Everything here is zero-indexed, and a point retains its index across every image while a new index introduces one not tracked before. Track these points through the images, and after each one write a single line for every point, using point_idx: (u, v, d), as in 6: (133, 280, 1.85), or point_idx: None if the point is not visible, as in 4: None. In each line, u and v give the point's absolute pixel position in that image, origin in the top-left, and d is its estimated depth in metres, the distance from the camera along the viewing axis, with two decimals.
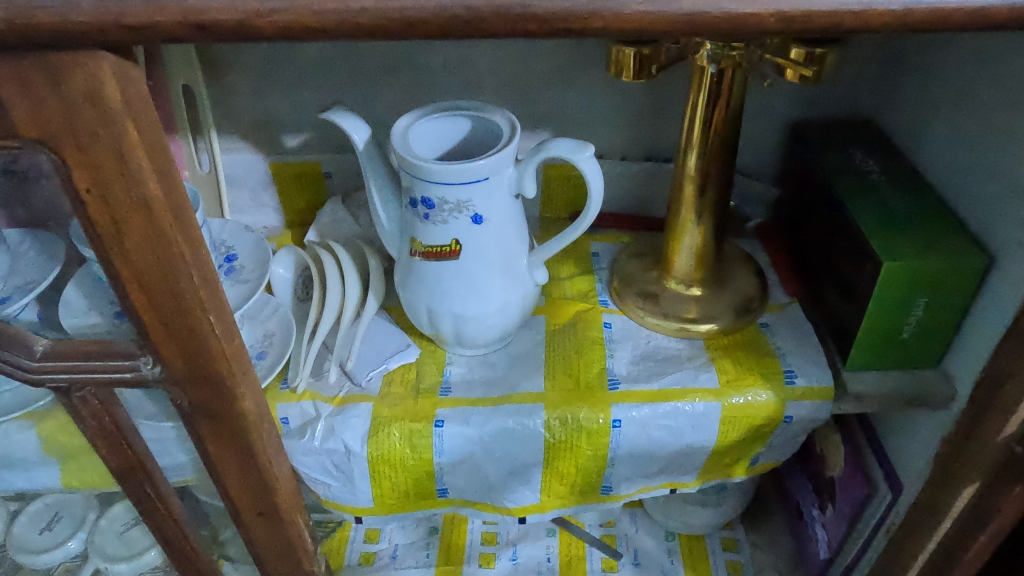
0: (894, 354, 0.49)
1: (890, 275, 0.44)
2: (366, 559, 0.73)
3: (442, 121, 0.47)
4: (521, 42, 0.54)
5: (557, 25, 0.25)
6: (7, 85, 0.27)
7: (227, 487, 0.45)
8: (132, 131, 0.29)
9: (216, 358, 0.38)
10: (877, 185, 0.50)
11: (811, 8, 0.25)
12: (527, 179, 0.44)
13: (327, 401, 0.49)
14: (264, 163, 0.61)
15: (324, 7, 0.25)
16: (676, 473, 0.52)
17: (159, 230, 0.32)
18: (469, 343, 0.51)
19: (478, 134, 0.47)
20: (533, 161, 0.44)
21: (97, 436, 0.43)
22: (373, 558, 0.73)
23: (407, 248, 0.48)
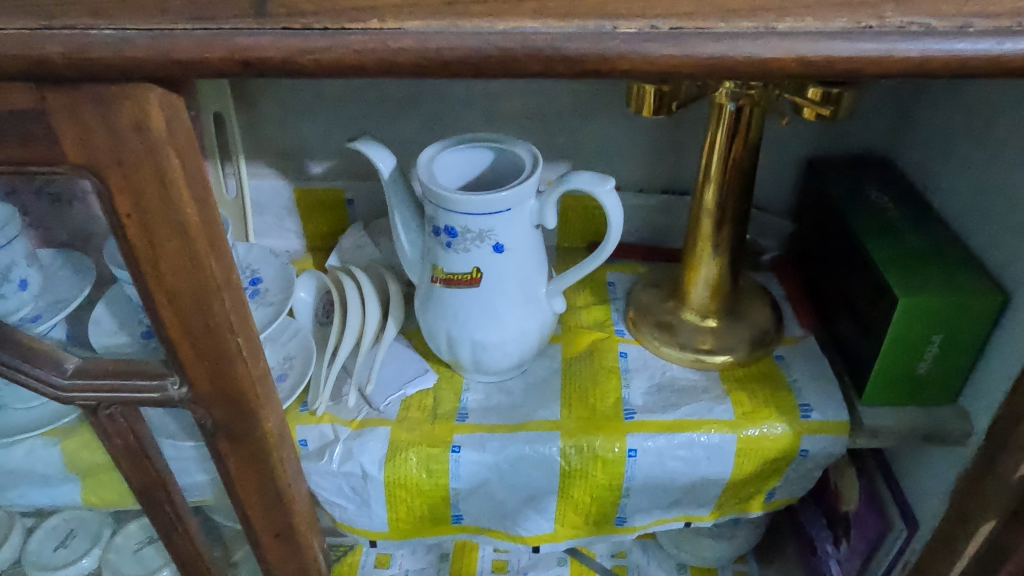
0: (910, 390, 0.49)
1: (906, 311, 0.45)
2: None
3: (465, 152, 0.48)
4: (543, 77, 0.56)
5: (586, 66, 0.26)
6: (59, 114, 0.29)
7: (245, 507, 0.45)
8: (174, 159, 0.31)
9: (241, 379, 0.39)
10: (892, 221, 0.51)
11: (832, 54, 0.26)
12: (548, 210, 0.45)
13: (346, 424, 0.50)
14: (288, 189, 0.62)
15: (363, 46, 0.26)
16: (691, 505, 0.52)
17: (195, 254, 0.33)
18: (486, 370, 0.52)
19: (500, 165, 0.48)
20: (555, 193, 0.45)
21: (121, 453, 0.44)
22: None
23: (428, 275, 0.49)
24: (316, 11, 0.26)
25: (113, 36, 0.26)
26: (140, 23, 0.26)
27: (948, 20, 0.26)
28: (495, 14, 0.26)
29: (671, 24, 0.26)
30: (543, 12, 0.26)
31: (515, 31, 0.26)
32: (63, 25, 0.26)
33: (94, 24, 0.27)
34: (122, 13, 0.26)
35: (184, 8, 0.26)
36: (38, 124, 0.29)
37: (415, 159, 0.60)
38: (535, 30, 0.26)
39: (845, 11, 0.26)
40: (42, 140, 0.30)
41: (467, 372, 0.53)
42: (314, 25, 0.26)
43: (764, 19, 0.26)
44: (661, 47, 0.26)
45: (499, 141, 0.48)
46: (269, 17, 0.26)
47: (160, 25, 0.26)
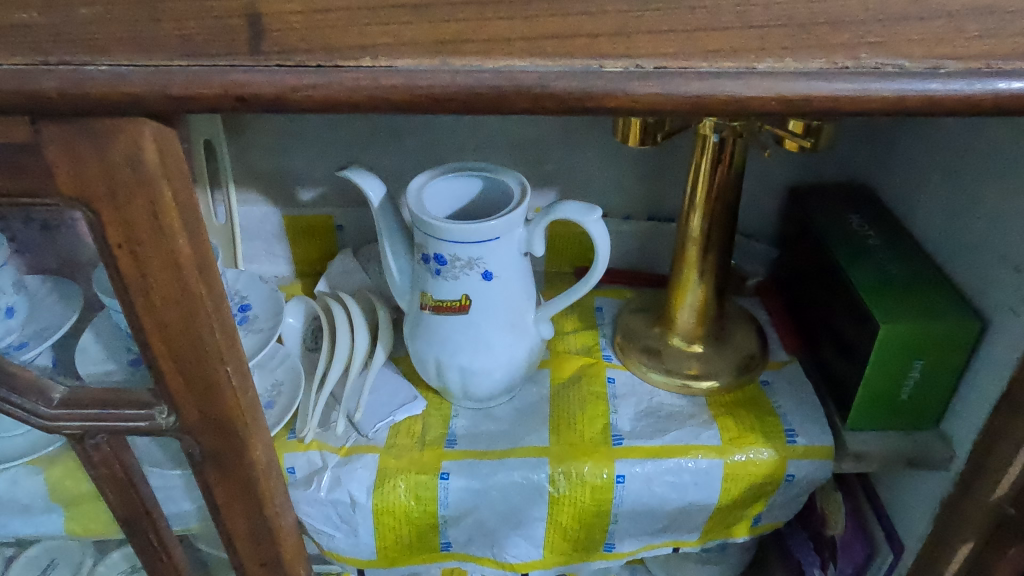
0: (893, 415, 0.49)
1: (887, 337, 0.45)
2: None
3: (454, 180, 0.48)
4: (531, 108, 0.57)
5: (573, 104, 0.27)
6: (52, 147, 0.29)
7: (232, 537, 0.45)
8: (167, 190, 0.31)
9: (229, 408, 0.39)
10: (872, 248, 0.52)
11: (810, 92, 0.27)
12: (536, 238, 0.46)
13: (334, 451, 0.50)
14: (278, 216, 0.62)
15: (357, 83, 0.27)
16: (679, 531, 0.52)
17: (184, 284, 0.33)
18: (475, 397, 0.52)
19: (489, 193, 0.49)
20: (543, 222, 0.45)
21: (107, 482, 0.43)
22: None
23: (417, 302, 0.49)
24: (308, 49, 0.27)
25: (108, 72, 0.27)
26: (134, 59, 0.27)
27: (921, 62, 0.27)
28: (485, 53, 0.27)
29: (655, 63, 0.27)
30: (531, 52, 0.27)
31: (504, 69, 0.27)
32: (59, 60, 0.27)
33: (91, 61, 0.27)
34: (117, 49, 0.27)
35: (179, 45, 0.27)
36: (32, 156, 0.30)
37: (404, 186, 0.61)
38: (524, 69, 0.27)
39: (823, 52, 0.27)
40: (34, 173, 0.30)
41: (455, 398, 0.53)
42: (307, 62, 0.27)
43: (745, 59, 0.27)
44: (644, 86, 0.27)
45: (488, 170, 0.48)
46: (263, 54, 0.27)
47: (156, 62, 0.27)
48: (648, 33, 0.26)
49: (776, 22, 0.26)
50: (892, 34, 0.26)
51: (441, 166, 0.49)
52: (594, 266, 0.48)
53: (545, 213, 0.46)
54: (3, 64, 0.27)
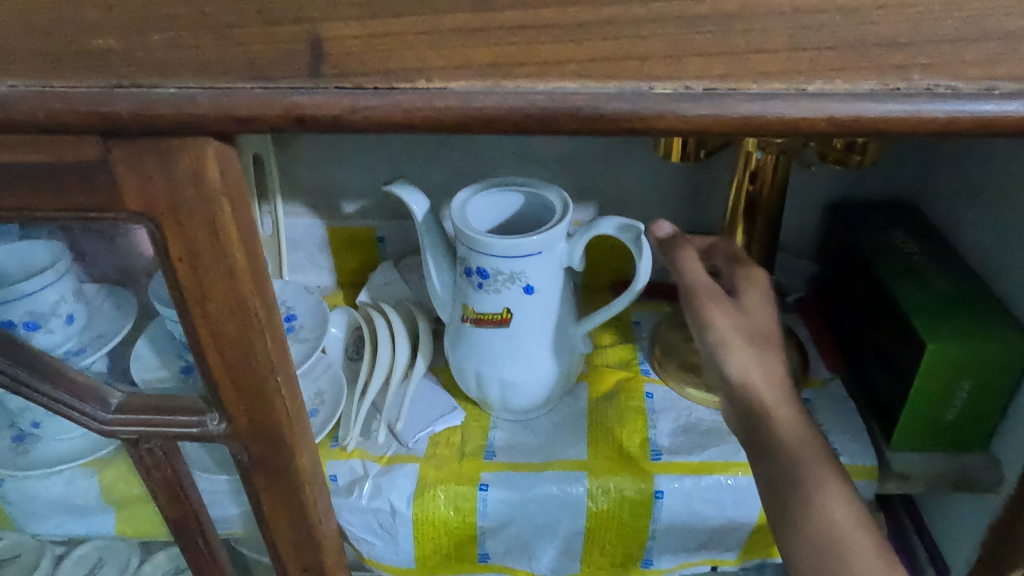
0: (940, 436, 0.49)
1: (934, 357, 0.45)
2: None
3: (496, 194, 0.49)
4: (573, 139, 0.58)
5: (623, 124, 0.28)
6: (121, 164, 0.31)
7: (275, 540, 0.46)
8: (226, 206, 0.32)
9: (278, 416, 0.40)
10: (917, 266, 0.51)
11: (860, 114, 0.27)
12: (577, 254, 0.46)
13: (375, 460, 0.51)
14: (322, 228, 0.64)
15: (412, 105, 0.28)
16: (717, 549, 0.52)
17: (240, 296, 0.35)
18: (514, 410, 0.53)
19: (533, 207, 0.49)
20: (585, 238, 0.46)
21: (159, 486, 0.45)
22: None
23: (458, 314, 0.50)
24: (367, 71, 0.28)
25: (177, 94, 0.28)
26: (201, 81, 0.28)
27: (975, 83, 0.27)
28: (537, 75, 0.27)
29: (705, 85, 0.27)
30: (582, 74, 0.27)
31: (556, 91, 0.28)
32: (131, 83, 0.28)
33: (160, 83, 0.28)
34: (185, 71, 0.28)
35: (244, 68, 0.28)
36: (101, 174, 0.31)
37: (445, 199, 0.62)
38: (575, 90, 0.27)
39: (875, 74, 0.27)
40: (102, 189, 0.31)
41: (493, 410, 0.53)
42: (365, 84, 0.28)
43: (795, 81, 0.27)
44: (695, 107, 0.27)
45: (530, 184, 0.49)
46: (323, 77, 0.28)
47: (222, 85, 0.28)
48: (698, 55, 0.27)
49: (827, 45, 0.26)
50: (946, 55, 0.26)
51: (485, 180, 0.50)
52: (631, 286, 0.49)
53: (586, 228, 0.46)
54: (80, 86, 0.28)
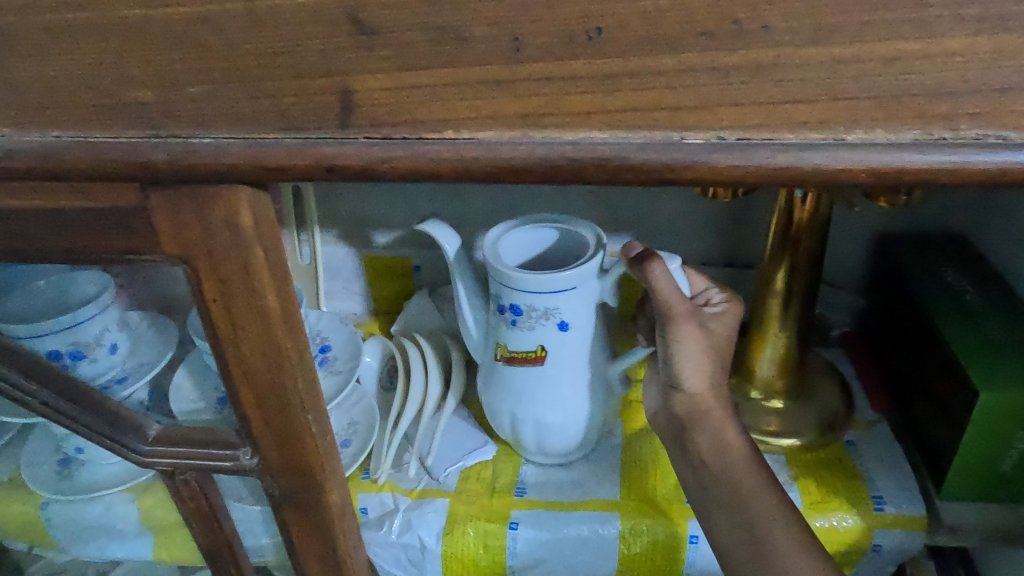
0: (995, 486, 0.46)
1: (988, 405, 0.42)
2: None
3: (529, 232, 0.49)
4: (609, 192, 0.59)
5: (652, 174, 0.27)
6: (159, 209, 0.31)
7: (305, 574, 0.46)
8: (259, 251, 0.33)
9: (308, 453, 0.40)
10: (970, 305, 0.49)
11: (903, 165, 0.26)
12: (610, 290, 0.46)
13: (405, 494, 0.51)
14: (359, 258, 0.65)
15: (439, 155, 0.28)
16: None
17: (272, 337, 0.35)
18: (550, 452, 0.52)
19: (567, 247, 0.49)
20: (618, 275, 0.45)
21: (193, 515, 0.46)
22: None
23: (490, 352, 0.50)
24: (395, 122, 0.28)
25: (212, 144, 0.29)
26: (234, 132, 0.29)
27: None
28: (565, 125, 0.27)
29: (739, 134, 0.27)
30: (611, 124, 0.27)
31: (585, 141, 0.27)
32: (168, 133, 0.29)
33: (196, 133, 0.29)
34: (219, 122, 0.28)
35: (275, 120, 0.28)
36: (139, 219, 0.32)
37: (480, 228, 0.62)
38: (603, 141, 0.27)
39: (919, 123, 0.25)
40: (141, 233, 0.32)
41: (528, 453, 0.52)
42: (393, 134, 0.28)
43: (833, 131, 0.26)
44: (727, 157, 0.27)
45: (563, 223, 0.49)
46: (352, 127, 0.28)
47: (254, 135, 0.28)
48: (730, 105, 0.26)
49: (867, 94, 0.25)
50: (996, 105, 0.25)
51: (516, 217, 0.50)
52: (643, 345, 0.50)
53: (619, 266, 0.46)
54: (120, 136, 0.29)
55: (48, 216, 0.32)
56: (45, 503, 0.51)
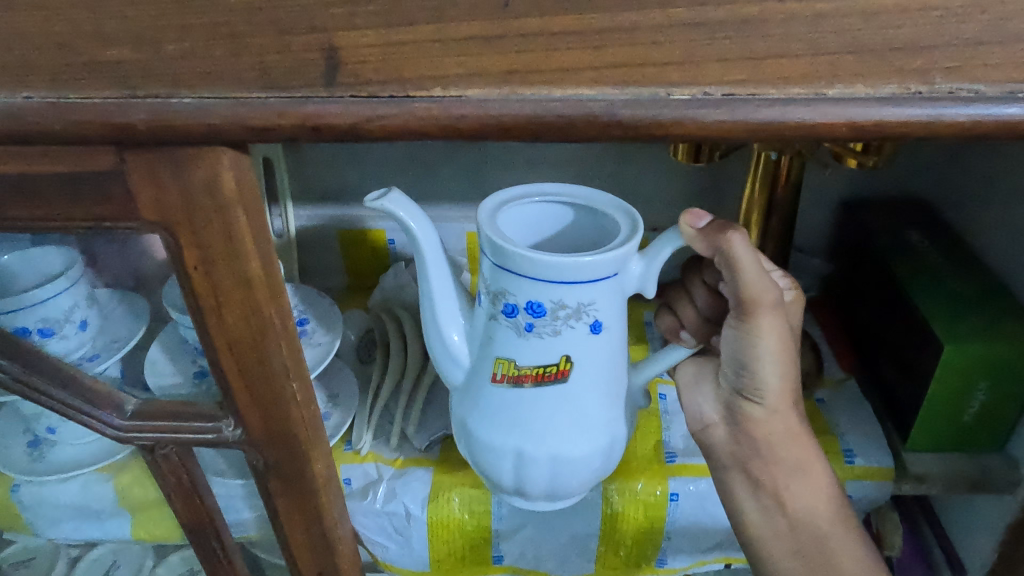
0: (956, 436, 0.48)
1: (952, 359, 0.44)
2: None
3: (518, 211, 0.40)
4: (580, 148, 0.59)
5: (639, 131, 0.28)
6: (137, 173, 0.31)
7: (291, 546, 0.46)
8: (241, 215, 0.32)
9: (293, 422, 0.40)
10: (933, 265, 0.51)
11: (881, 118, 0.27)
12: (653, 274, 0.37)
13: (389, 463, 0.51)
14: (333, 231, 0.64)
15: (428, 114, 0.28)
16: (732, 550, 0.52)
17: (256, 304, 0.35)
18: (558, 497, 0.44)
19: (567, 222, 0.41)
20: (662, 260, 0.37)
21: (174, 490, 0.45)
22: None
23: (491, 371, 0.40)
24: (382, 80, 0.27)
25: (193, 104, 0.28)
26: (215, 91, 0.28)
27: (998, 86, 0.26)
28: (554, 82, 0.27)
29: (724, 90, 0.27)
30: (599, 80, 0.27)
31: (573, 98, 0.27)
32: (145, 93, 0.28)
33: (175, 93, 0.28)
34: (200, 81, 0.28)
35: (258, 78, 0.27)
36: (116, 184, 0.31)
37: (455, 198, 0.62)
38: (592, 97, 0.27)
39: (896, 77, 0.26)
40: (117, 199, 0.31)
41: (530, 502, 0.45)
42: (380, 92, 0.28)
43: (815, 86, 0.27)
44: (713, 113, 0.27)
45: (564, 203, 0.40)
46: (338, 86, 0.28)
47: (237, 94, 0.28)
48: (716, 60, 0.26)
49: (847, 49, 0.26)
50: (969, 59, 0.26)
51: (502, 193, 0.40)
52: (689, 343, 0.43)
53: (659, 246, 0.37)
54: (94, 97, 0.28)
55: (18, 182, 0.31)
56: (17, 486, 0.50)
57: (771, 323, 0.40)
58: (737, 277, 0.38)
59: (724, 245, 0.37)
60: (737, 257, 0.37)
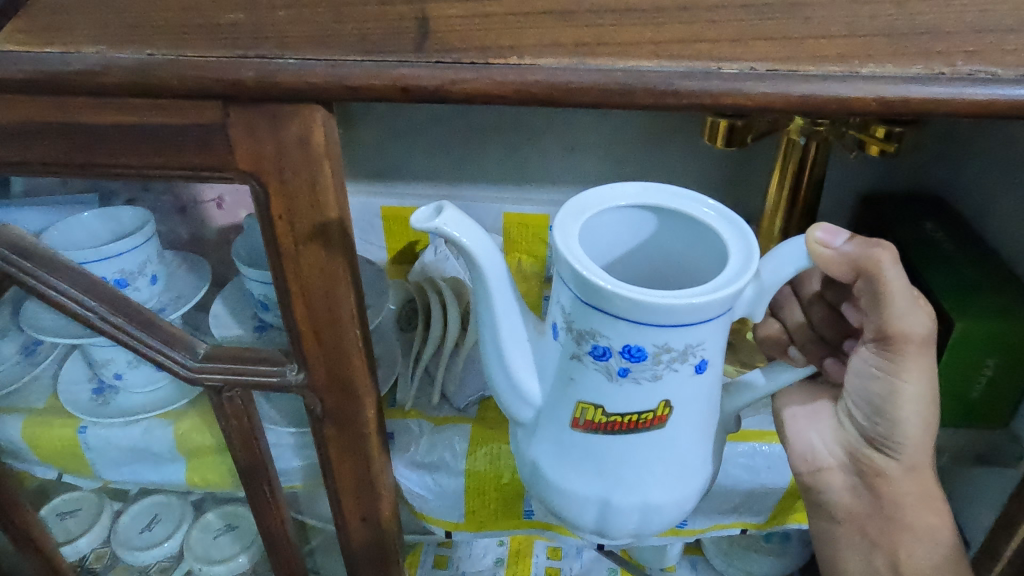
0: (963, 413, 0.51)
1: (962, 336, 0.47)
2: (439, 562, 0.76)
3: (592, 223, 0.39)
4: (615, 132, 0.62)
5: (694, 101, 0.30)
6: (237, 127, 0.34)
7: (339, 490, 0.50)
8: (326, 169, 0.36)
9: (355, 370, 0.43)
10: (947, 253, 0.54)
11: (910, 95, 0.30)
12: (761, 305, 0.37)
13: (429, 419, 0.56)
14: (377, 206, 0.67)
15: (505, 78, 0.31)
16: (748, 514, 0.56)
17: (331, 253, 0.38)
18: (641, 529, 0.45)
19: (633, 228, 0.40)
20: (774, 285, 0.36)
21: (234, 433, 0.49)
22: (446, 562, 0.76)
23: (575, 413, 0.39)
24: (466, 47, 0.31)
25: (296, 64, 0.31)
26: (318, 53, 0.31)
27: (1013, 70, 0.30)
28: (618, 54, 0.31)
29: (768, 66, 0.30)
30: (658, 54, 0.31)
31: (634, 68, 0.30)
32: (254, 54, 0.32)
33: (281, 54, 0.31)
34: (307, 44, 0.31)
35: (357, 43, 0.31)
36: (218, 136, 0.35)
37: (496, 180, 0.66)
38: (652, 69, 0.30)
39: (922, 60, 0.30)
40: (218, 150, 0.35)
41: (612, 532, 0.45)
42: (462, 59, 0.31)
43: (849, 65, 0.30)
44: (758, 85, 0.30)
45: (643, 208, 0.39)
46: (426, 51, 0.31)
47: (336, 55, 0.31)
48: (762, 38, 0.30)
49: (879, 33, 0.30)
50: (985, 45, 0.30)
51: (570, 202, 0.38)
52: (799, 364, 0.44)
53: (772, 268, 0.36)
54: (208, 55, 0.32)
55: (131, 132, 0.35)
56: (83, 428, 0.54)
57: (919, 358, 0.42)
58: (884, 300, 0.40)
59: (873, 262, 0.39)
60: (884, 277, 0.39)
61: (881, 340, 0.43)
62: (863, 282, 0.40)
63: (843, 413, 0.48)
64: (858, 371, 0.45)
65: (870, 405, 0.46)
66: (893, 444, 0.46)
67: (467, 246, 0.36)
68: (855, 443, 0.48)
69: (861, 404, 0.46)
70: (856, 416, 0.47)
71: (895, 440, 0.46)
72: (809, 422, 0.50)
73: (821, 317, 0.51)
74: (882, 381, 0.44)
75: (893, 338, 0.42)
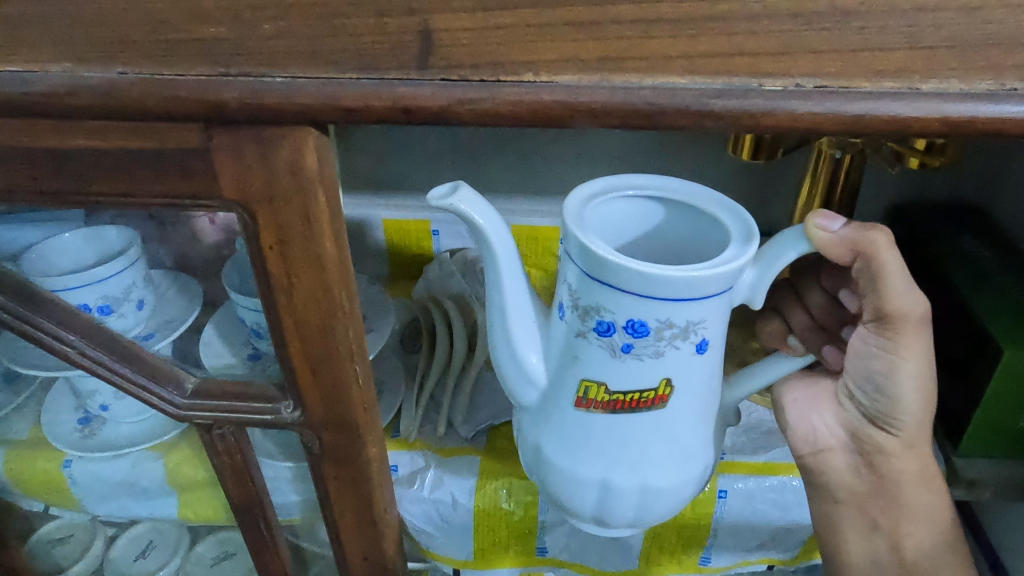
0: (1006, 442, 0.49)
1: (1012, 364, 0.44)
2: None
3: (601, 209, 0.36)
4: (630, 141, 0.59)
5: (731, 121, 0.28)
6: (223, 152, 0.31)
7: (340, 531, 0.47)
8: (321, 198, 0.32)
9: (351, 403, 0.40)
10: (989, 271, 0.51)
11: (977, 115, 0.27)
12: (761, 288, 0.33)
13: (436, 452, 0.52)
14: (378, 220, 0.64)
15: (519, 98, 0.28)
16: (776, 550, 0.53)
17: (327, 285, 0.35)
18: (641, 518, 0.41)
19: (647, 218, 0.37)
20: (775, 268, 0.33)
21: (227, 471, 0.46)
22: None
23: (574, 394, 0.36)
24: (475, 64, 0.28)
25: (285, 84, 0.28)
26: (310, 71, 0.28)
27: None
28: (646, 71, 0.27)
29: (817, 82, 0.27)
30: (691, 70, 0.27)
31: (664, 86, 0.27)
32: (238, 72, 0.28)
33: (268, 72, 0.28)
34: (293, 61, 0.28)
35: (352, 59, 0.28)
36: (200, 161, 0.31)
37: (504, 191, 0.63)
38: (683, 86, 0.27)
39: (993, 74, 0.26)
40: (200, 175, 0.32)
41: (610, 522, 0.41)
42: (471, 76, 0.28)
43: (909, 80, 0.26)
44: (803, 104, 0.27)
45: (653, 197, 0.36)
46: (430, 69, 0.28)
47: (328, 75, 0.28)
48: (810, 52, 0.26)
49: (945, 43, 0.26)
50: None
51: (576, 186, 0.35)
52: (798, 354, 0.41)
53: (770, 254, 0.34)
54: (186, 74, 0.28)
55: (102, 156, 0.32)
56: (68, 462, 0.51)
57: (915, 336, 0.40)
58: (881, 282, 0.38)
59: (866, 243, 0.36)
60: (881, 258, 0.37)
61: (877, 319, 0.40)
62: (859, 265, 0.38)
63: (842, 393, 0.45)
64: (858, 352, 0.43)
65: (869, 382, 0.43)
66: (894, 421, 0.44)
67: (471, 218, 0.33)
68: (857, 424, 0.45)
69: (863, 384, 0.43)
70: (856, 397, 0.45)
71: (897, 418, 0.43)
72: (810, 405, 0.47)
73: (818, 305, 0.47)
74: (882, 359, 0.41)
75: (891, 317, 0.39)
